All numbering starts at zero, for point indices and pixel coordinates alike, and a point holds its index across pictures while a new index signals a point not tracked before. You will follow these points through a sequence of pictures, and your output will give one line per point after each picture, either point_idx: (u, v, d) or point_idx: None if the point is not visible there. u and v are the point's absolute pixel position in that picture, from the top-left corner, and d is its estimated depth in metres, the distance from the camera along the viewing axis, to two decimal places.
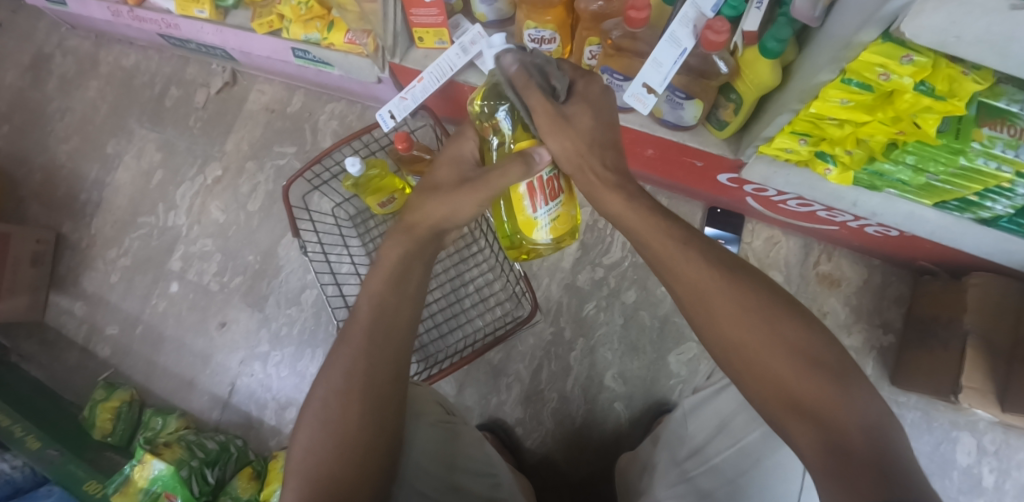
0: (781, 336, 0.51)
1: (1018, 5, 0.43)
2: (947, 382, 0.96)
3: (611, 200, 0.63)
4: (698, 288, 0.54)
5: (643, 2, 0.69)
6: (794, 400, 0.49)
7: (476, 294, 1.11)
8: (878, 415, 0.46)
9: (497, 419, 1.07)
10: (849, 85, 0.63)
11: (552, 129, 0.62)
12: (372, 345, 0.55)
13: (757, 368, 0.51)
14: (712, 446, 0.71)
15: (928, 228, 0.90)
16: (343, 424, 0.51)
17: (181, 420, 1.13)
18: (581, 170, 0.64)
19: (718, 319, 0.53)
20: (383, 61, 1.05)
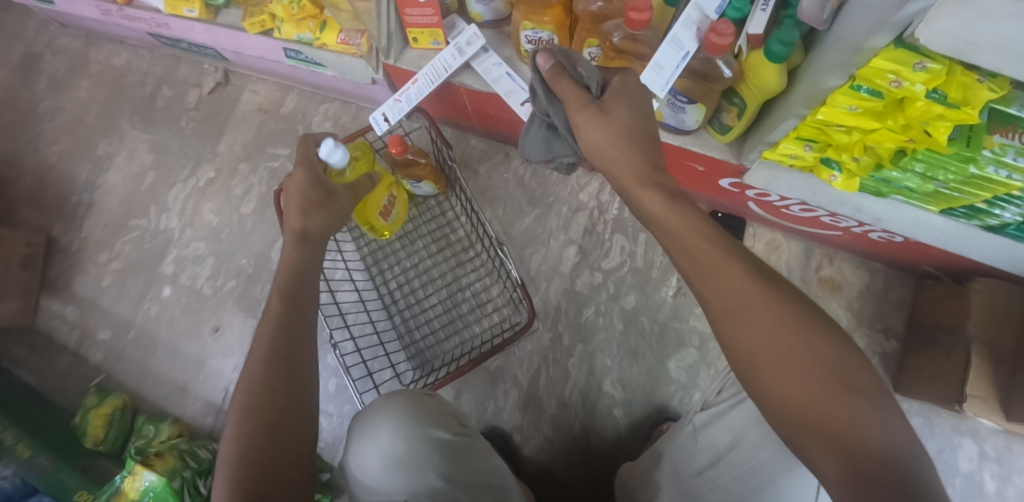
0: (817, 355, 0.49)
1: None
2: (951, 389, 0.94)
3: (651, 199, 0.57)
4: (736, 299, 0.51)
5: (644, 3, 0.67)
6: (821, 422, 0.47)
7: (473, 299, 1.09)
8: (906, 445, 0.45)
9: (494, 426, 1.04)
10: (859, 91, 0.61)
11: (589, 121, 0.59)
12: (291, 340, 0.61)
13: (786, 387, 0.49)
14: (714, 469, 0.71)
15: (934, 234, 0.88)
16: (255, 415, 0.55)
17: (174, 427, 1.12)
18: (615, 168, 0.59)
19: (753, 332, 0.50)
20: (377, 62, 1.02)
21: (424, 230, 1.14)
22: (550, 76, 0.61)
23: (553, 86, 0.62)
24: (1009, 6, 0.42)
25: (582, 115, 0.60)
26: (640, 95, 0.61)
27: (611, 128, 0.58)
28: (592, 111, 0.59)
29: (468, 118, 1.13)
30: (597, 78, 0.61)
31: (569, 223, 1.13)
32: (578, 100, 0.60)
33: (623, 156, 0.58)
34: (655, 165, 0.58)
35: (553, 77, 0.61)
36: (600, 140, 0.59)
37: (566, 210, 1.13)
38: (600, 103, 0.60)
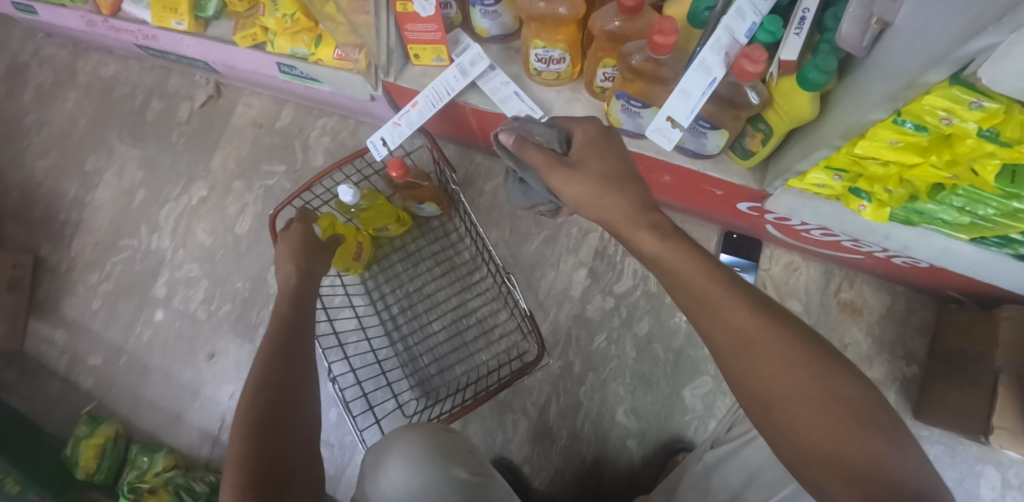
0: (830, 391, 0.43)
1: None
2: (977, 421, 0.91)
3: (645, 239, 0.51)
4: (743, 335, 0.46)
5: (671, 26, 0.61)
6: (841, 461, 0.40)
7: (480, 326, 1.05)
8: (934, 483, 0.39)
9: (504, 458, 1.00)
10: (902, 126, 0.56)
11: (562, 178, 0.55)
12: (291, 353, 0.64)
13: (798, 426, 0.42)
14: (751, 492, 0.66)
15: (965, 264, 0.84)
16: (265, 418, 0.56)
17: (169, 457, 1.07)
18: (603, 216, 0.54)
19: (760, 370, 0.45)
20: (376, 79, 0.96)
21: (427, 251, 1.09)
22: (516, 147, 0.57)
23: (522, 158, 0.57)
24: None
25: (556, 176, 0.56)
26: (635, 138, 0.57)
27: (585, 179, 0.54)
28: (563, 170, 0.55)
29: (474, 137, 1.08)
30: (558, 136, 0.60)
31: (578, 245, 1.08)
32: (550, 161, 0.56)
33: (608, 205, 0.53)
34: (642, 203, 0.53)
35: (519, 148, 0.57)
36: (579, 190, 0.54)
37: (576, 231, 1.09)
38: (570, 160, 0.56)
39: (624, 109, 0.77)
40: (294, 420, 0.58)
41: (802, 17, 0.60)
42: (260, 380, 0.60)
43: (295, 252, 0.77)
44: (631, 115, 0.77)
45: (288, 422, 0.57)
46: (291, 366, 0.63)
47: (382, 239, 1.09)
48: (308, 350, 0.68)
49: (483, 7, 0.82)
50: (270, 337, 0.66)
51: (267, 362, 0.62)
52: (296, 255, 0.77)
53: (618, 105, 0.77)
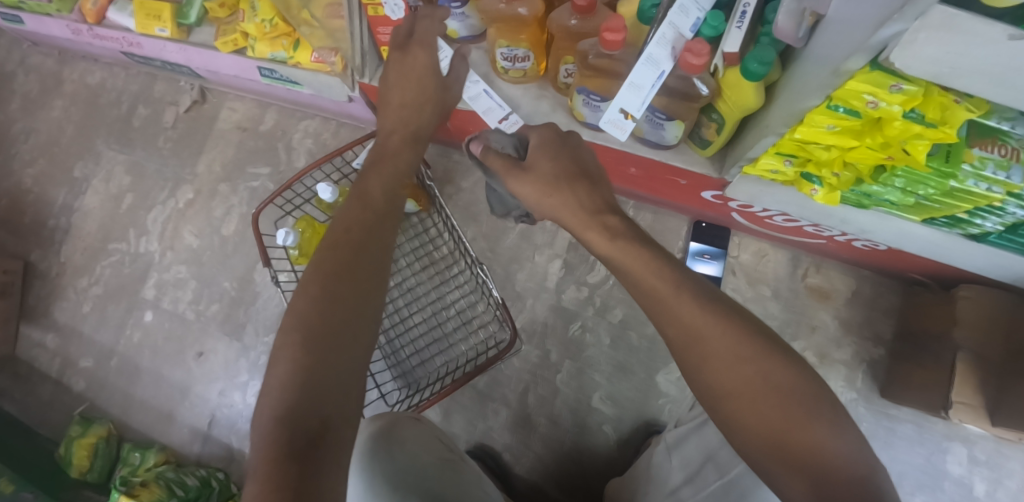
0: (774, 384, 0.44)
1: (1016, 35, 0.42)
2: (937, 397, 0.94)
3: (593, 236, 0.55)
4: (692, 330, 0.47)
5: (619, 24, 0.65)
6: (784, 451, 0.42)
7: (458, 317, 1.08)
8: (874, 466, 0.41)
9: (484, 445, 1.03)
10: (836, 111, 0.60)
11: (514, 179, 0.61)
12: (362, 276, 0.52)
13: (749, 418, 0.44)
14: (689, 487, 0.70)
15: (919, 245, 0.88)
16: (307, 355, 0.45)
17: (160, 454, 1.11)
18: (556, 215, 0.58)
19: (710, 364, 0.46)
20: (352, 81, 1.00)
21: (407, 247, 1.12)
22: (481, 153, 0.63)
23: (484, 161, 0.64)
24: (987, 31, 0.43)
25: (512, 178, 0.61)
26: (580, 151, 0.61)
27: (536, 181, 0.59)
28: (515, 171, 0.61)
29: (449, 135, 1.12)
30: (514, 143, 0.69)
31: (553, 238, 1.11)
32: (505, 165, 0.62)
33: (558, 200, 0.57)
34: (591, 203, 0.57)
35: (483, 155, 0.63)
36: (533, 191, 0.59)
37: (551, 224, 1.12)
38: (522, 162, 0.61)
39: (587, 103, 0.79)
40: (343, 359, 0.46)
41: (743, 12, 0.63)
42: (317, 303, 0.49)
43: (407, 89, 0.69)
44: (593, 109, 0.80)
45: (337, 362, 0.46)
46: (345, 299, 0.49)
47: None
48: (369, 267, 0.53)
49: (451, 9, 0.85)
50: (326, 262, 0.52)
51: (326, 287, 0.50)
52: (402, 96, 0.69)
53: (581, 99, 0.80)
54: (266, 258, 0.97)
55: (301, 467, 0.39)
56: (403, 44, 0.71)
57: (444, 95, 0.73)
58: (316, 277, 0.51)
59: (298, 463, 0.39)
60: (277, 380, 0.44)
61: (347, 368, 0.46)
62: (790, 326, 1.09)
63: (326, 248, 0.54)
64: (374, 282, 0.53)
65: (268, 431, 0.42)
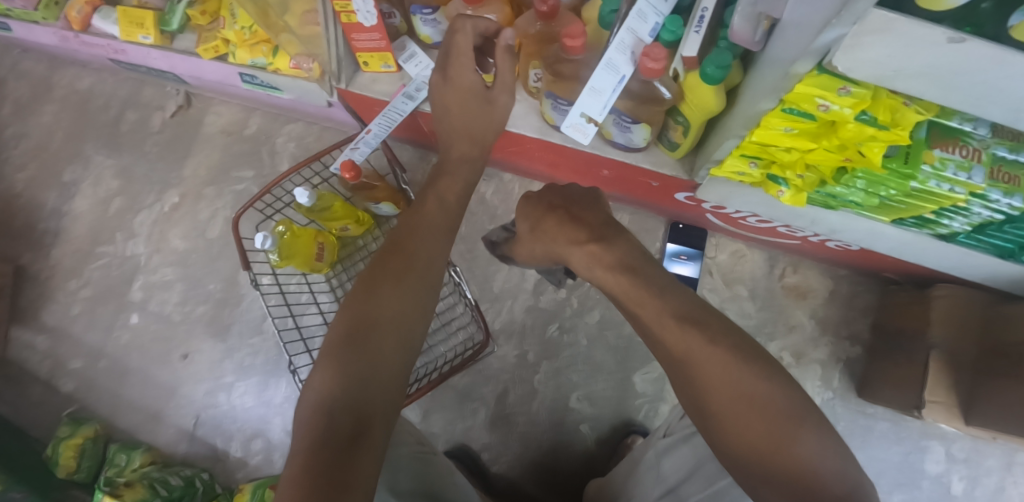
0: (756, 405, 0.50)
1: (955, 39, 0.42)
2: (911, 396, 0.94)
3: (578, 255, 0.68)
4: (679, 354, 0.54)
5: (578, 29, 0.67)
6: (766, 465, 0.48)
7: (437, 319, 1.09)
8: (852, 479, 0.47)
9: (463, 445, 1.04)
10: (790, 113, 0.61)
11: (524, 243, 0.79)
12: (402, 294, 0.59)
13: (736, 434, 0.50)
14: (688, 486, 0.70)
15: (891, 244, 0.88)
16: (349, 360, 0.51)
17: (146, 454, 1.12)
18: (557, 254, 0.73)
19: (698, 382, 0.53)
20: (330, 86, 1.02)
21: None
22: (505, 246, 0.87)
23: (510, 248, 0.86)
24: (925, 33, 0.43)
25: (523, 246, 0.80)
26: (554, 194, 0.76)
27: (531, 241, 0.76)
28: (523, 240, 0.79)
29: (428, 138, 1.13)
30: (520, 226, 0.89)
31: None
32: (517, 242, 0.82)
33: (545, 239, 0.72)
34: (558, 229, 0.70)
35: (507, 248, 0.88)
36: (534, 248, 0.77)
37: None
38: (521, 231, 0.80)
39: (554, 108, 0.81)
40: (383, 367, 0.52)
41: (701, 16, 0.64)
42: (361, 316, 0.56)
43: (458, 108, 0.75)
44: (561, 113, 0.81)
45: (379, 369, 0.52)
46: (378, 313, 0.56)
47: (344, 238, 1.13)
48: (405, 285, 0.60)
49: (422, 15, 0.88)
50: (369, 276, 0.60)
51: (371, 300, 0.57)
52: (455, 114, 0.76)
53: (549, 104, 0.81)
54: (246, 261, 0.98)
55: (340, 455, 0.44)
56: (443, 68, 0.75)
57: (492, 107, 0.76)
58: (363, 292, 0.58)
59: (337, 451, 0.44)
60: (321, 374, 0.51)
61: (386, 375, 0.52)
62: (767, 326, 1.10)
63: (375, 265, 0.62)
64: (410, 296, 0.59)
65: (312, 424, 0.47)
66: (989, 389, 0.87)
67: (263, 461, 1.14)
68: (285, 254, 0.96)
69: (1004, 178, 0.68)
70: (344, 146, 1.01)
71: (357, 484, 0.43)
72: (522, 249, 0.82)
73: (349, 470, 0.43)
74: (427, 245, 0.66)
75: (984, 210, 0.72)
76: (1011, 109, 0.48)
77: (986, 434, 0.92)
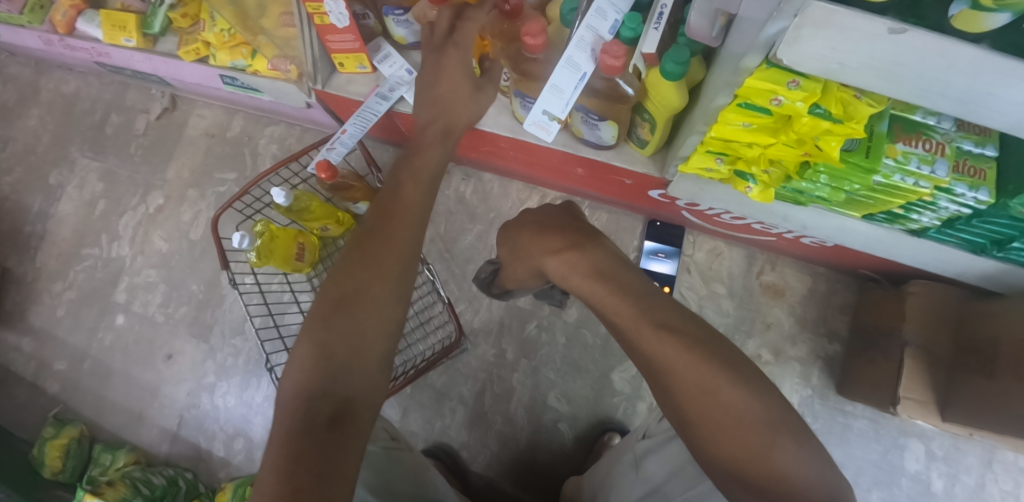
0: (734, 415, 0.49)
1: (895, 29, 0.43)
2: (888, 393, 0.93)
3: (555, 261, 0.68)
4: (655, 362, 0.54)
5: (537, 27, 0.68)
6: (744, 476, 0.48)
7: (415, 318, 1.09)
8: (830, 485, 0.47)
9: (441, 443, 1.05)
10: (746, 108, 0.62)
11: (508, 268, 0.80)
12: (381, 278, 0.57)
13: (715, 446, 0.50)
14: (672, 485, 0.67)
15: (863, 240, 0.88)
16: (329, 346, 0.51)
17: (130, 454, 1.13)
18: (535, 270, 0.74)
19: (672, 391, 0.53)
20: (308, 88, 1.02)
21: None
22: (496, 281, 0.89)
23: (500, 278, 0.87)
24: (867, 25, 0.43)
25: (510, 272, 0.81)
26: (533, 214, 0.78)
27: (514, 264, 0.77)
28: (508, 265, 0.80)
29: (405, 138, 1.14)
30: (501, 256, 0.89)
31: None
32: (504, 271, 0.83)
33: (524, 255, 0.74)
34: (534, 245, 0.72)
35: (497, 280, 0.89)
36: (519, 273, 0.78)
37: None
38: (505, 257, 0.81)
39: (523, 105, 0.83)
40: (363, 352, 0.52)
41: (660, 13, 0.65)
42: (340, 301, 0.55)
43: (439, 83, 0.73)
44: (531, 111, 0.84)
45: (359, 354, 0.52)
46: (357, 296, 0.55)
47: (325, 239, 1.14)
48: (383, 260, 0.59)
49: (395, 16, 0.89)
50: (349, 255, 0.59)
51: (352, 282, 0.56)
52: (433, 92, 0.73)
53: (518, 102, 0.84)
54: (225, 260, 0.98)
55: (321, 440, 0.45)
56: (441, 45, 0.73)
57: (478, 98, 0.76)
58: (346, 273, 0.57)
59: (318, 437, 0.45)
60: (301, 361, 0.51)
61: (364, 358, 0.52)
62: (744, 324, 1.10)
63: (354, 243, 0.61)
64: (388, 275, 0.58)
65: (291, 409, 0.48)
66: (964, 388, 0.86)
67: (245, 461, 1.14)
68: (263, 251, 0.96)
69: (969, 172, 0.68)
70: (320, 146, 1.01)
71: (338, 469, 0.43)
72: (507, 274, 0.83)
73: (331, 461, 0.44)
74: (408, 221, 0.63)
75: (951, 205, 0.71)
76: (957, 100, 0.49)
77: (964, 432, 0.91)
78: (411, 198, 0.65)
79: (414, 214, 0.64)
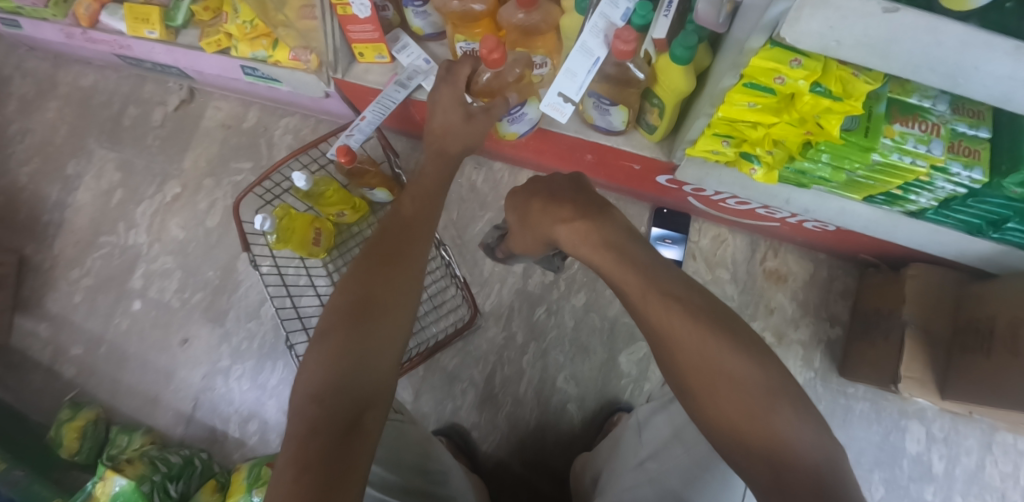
0: (736, 380, 0.52)
1: (889, 8, 0.46)
2: (888, 372, 0.96)
3: (568, 230, 0.71)
4: (659, 330, 0.57)
5: (491, 42, 0.68)
6: (745, 443, 0.50)
7: (429, 301, 1.12)
8: (828, 452, 0.49)
9: (453, 424, 1.07)
10: (752, 88, 0.65)
11: (516, 236, 0.86)
12: (395, 288, 0.60)
13: (717, 413, 0.52)
14: (653, 462, 0.70)
15: (862, 222, 0.91)
16: (344, 349, 0.53)
17: (146, 437, 1.15)
18: (543, 237, 0.78)
19: (677, 359, 0.55)
20: (327, 77, 1.06)
21: None
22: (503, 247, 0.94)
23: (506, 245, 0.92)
24: (862, 5, 0.47)
25: (516, 239, 0.87)
26: (538, 183, 0.81)
27: (523, 232, 0.83)
28: (516, 233, 0.85)
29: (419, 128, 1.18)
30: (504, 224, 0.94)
31: None
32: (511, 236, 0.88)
33: (533, 224, 0.78)
34: (543, 211, 0.76)
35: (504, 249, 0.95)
36: (525, 242, 0.84)
37: None
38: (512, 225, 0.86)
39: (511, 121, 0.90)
40: (377, 356, 0.54)
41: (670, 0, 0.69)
42: (353, 307, 0.57)
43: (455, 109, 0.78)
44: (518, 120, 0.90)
45: (373, 357, 0.54)
46: (371, 302, 0.58)
47: (341, 226, 1.17)
48: (394, 273, 0.62)
49: (413, 7, 0.93)
50: (360, 266, 0.62)
51: (364, 291, 0.59)
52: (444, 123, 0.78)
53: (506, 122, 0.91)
54: (246, 243, 1.01)
55: (338, 443, 0.47)
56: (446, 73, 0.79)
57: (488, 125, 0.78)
58: (357, 283, 0.60)
59: (334, 439, 0.47)
60: (314, 364, 0.53)
61: (379, 361, 0.54)
62: (748, 308, 1.13)
63: (364, 256, 0.64)
64: (398, 284, 0.61)
65: (307, 409, 0.50)
66: (962, 366, 0.89)
67: (259, 442, 1.17)
68: (283, 237, 0.99)
69: (965, 152, 0.71)
70: (339, 134, 1.05)
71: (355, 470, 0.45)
72: (514, 240, 0.88)
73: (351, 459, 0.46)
74: (417, 240, 0.68)
75: (947, 184, 0.74)
76: (946, 75, 0.52)
77: (962, 410, 0.94)
78: (420, 219, 0.70)
79: (420, 236, 0.68)
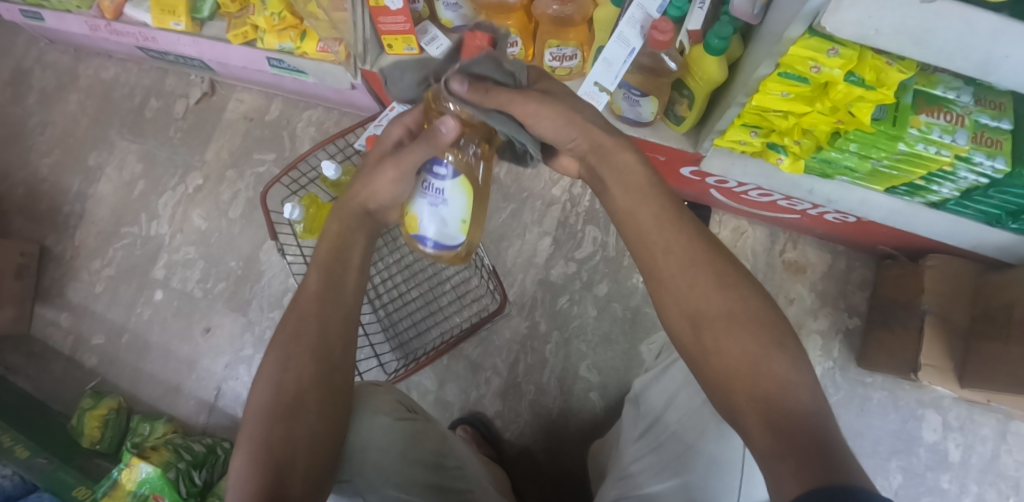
0: (751, 312, 0.48)
1: None
2: (907, 361, 0.97)
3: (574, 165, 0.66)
4: (687, 257, 0.52)
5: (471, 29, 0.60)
6: (750, 380, 0.45)
7: (452, 291, 1.14)
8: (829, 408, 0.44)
9: (476, 412, 1.09)
10: (786, 78, 0.68)
11: None
12: (334, 348, 0.56)
13: (723, 351, 0.47)
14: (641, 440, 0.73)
15: (883, 212, 0.93)
16: (278, 418, 0.50)
17: (168, 424, 1.15)
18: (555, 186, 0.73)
19: (696, 288, 0.50)
20: (355, 68, 1.07)
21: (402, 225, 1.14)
22: None
23: None
24: None
25: None
26: None
27: None
28: None
29: None
30: None
31: (542, 217, 1.18)
32: None
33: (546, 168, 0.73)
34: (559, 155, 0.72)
35: None
36: None
37: (540, 204, 1.19)
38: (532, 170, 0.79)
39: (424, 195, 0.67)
40: (311, 423, 0.52)
41: None
42: (288, 367, 0.54)
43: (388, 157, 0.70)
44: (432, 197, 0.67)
45: (307, 425, 0.52)
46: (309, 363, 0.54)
47: None
48: (330, 332, 0.57)
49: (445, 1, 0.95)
50: (299, 316, 0.57)
51: (302, 352, 0.54)
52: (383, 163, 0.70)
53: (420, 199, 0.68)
54: (273, 231, 1.03)
55: None
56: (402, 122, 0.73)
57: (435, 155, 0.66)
58: (293, 342, 0.55)
59: None
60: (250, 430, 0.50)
61: (315, 428, 0.52)
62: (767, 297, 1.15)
63: (297, 307, 0.58)
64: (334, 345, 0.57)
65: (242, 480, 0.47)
66: (981, 354, 0.91)
67: None
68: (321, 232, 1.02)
69: (987, 142, 0.73)
70: (366, 124, 1.06)
71: None
72: None
73: None
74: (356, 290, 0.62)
75: (970, 174, 0.76)
76: (977, 63, 0.54)
77: (980, 399, 0.96)
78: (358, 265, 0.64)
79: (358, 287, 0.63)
